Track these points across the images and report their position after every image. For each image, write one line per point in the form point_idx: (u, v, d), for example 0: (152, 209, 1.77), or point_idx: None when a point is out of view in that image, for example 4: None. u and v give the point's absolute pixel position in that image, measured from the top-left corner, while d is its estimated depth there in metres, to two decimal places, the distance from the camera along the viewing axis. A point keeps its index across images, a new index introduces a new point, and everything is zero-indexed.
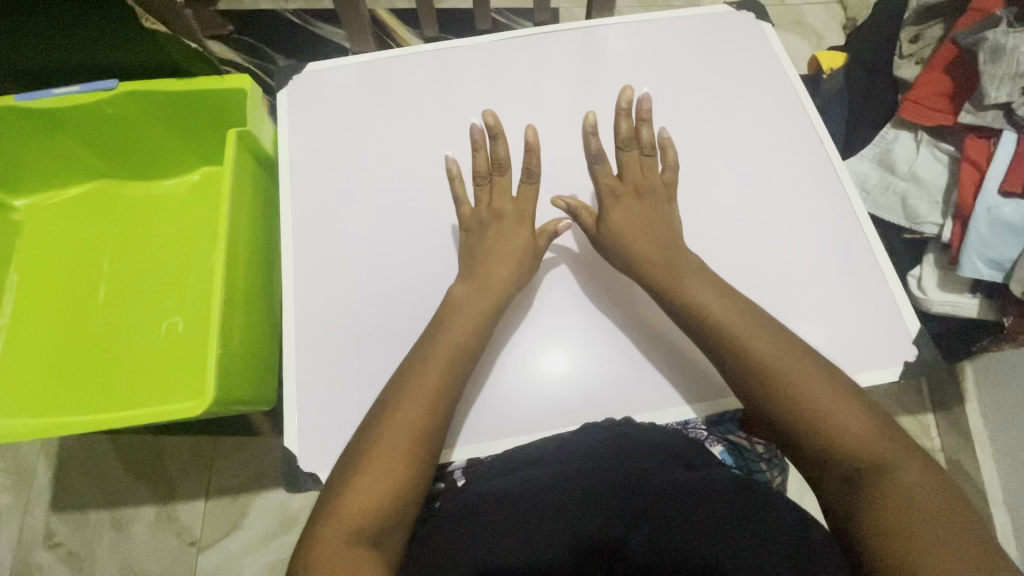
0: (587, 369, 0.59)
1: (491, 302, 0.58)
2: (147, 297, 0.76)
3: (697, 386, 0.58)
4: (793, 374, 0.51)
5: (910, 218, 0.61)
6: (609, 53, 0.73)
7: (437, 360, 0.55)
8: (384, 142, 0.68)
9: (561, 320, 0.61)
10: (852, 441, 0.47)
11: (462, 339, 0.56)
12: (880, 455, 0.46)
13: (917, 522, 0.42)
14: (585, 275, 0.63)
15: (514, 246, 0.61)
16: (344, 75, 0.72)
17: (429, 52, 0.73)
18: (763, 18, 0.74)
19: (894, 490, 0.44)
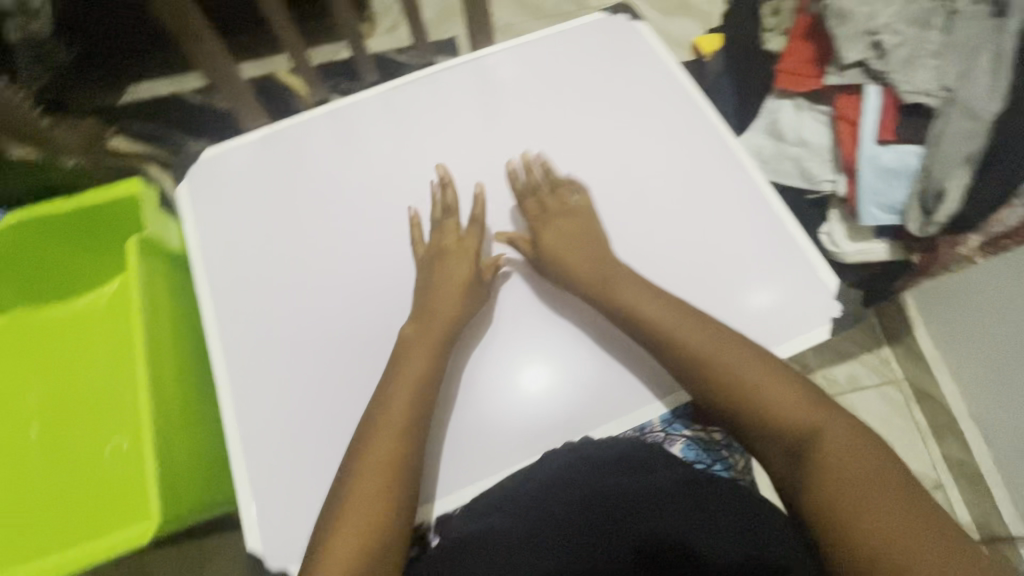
0: (555, 382, 0.59)
1: (433, 351, 0.58)
2: (84, 424, 0.72)
3: (652, 385, 0.59)
4: (726, 357, 0.53)
5: (808, 179, 0.64)
6: (499, 80, 0.74)
7: (391, 422, 0.54)
8: (297, 212, 0.68)
9: (514, 345, 0.61)
10: (791, 410, 0.49)
11: (413, 396, 0.55)
12: (812, 421, 0.49)
13: (849, 480, 0.44)
14: (518, 302, 0.63)
15: (443, 289, 0.61)
16: (241, 155, 0.71)
17: (323, 115, 0.73)
18: (637, 18, 0.77)
19: (836, 449, 0.46)
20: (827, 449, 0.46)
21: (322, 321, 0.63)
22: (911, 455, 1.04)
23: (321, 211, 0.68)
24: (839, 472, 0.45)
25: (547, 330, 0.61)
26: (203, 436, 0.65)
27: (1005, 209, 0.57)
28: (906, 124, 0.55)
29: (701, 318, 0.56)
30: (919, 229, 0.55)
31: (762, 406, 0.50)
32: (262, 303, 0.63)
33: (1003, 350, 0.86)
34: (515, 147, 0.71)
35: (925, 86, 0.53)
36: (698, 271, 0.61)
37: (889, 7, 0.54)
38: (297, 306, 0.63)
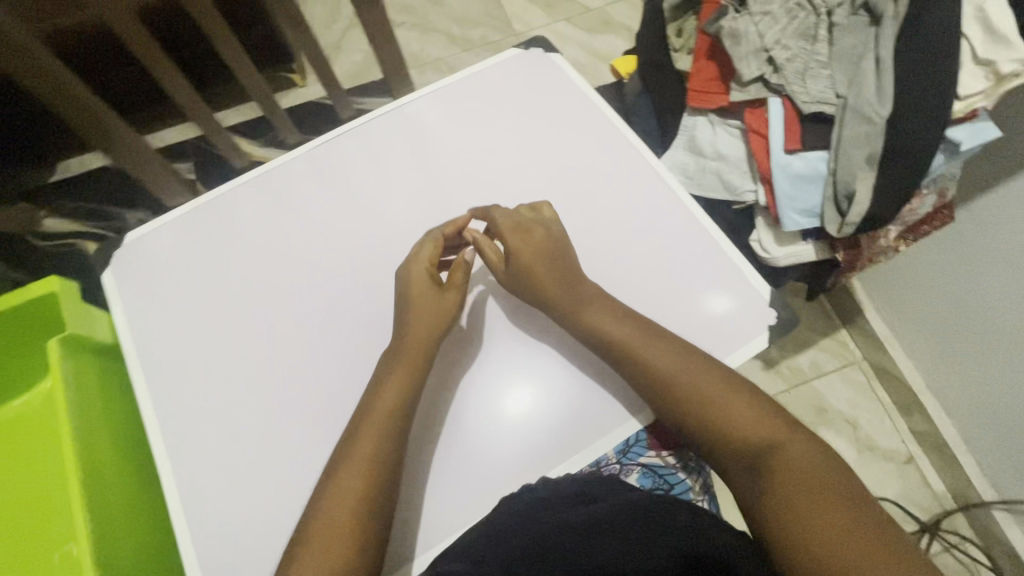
0: (534, 398, 0.59)
1: (393, 409, 0.56)
2: (21, 536, 0.67)
3: (609, 411, 0.59)
4: (691, 378, 0.54)
5: (732, 191, 0.65)
6: (422, 127, 0.74)
7: (350, 485, 0.52)
8: (234, 285, 0.66)
9: (488, 371, 0.61)
10: (751, 425, 0.52)
11: (377, 448, 0.54)
12: (770, 436, 0.52)
13: (807, 492, 0.46)
14: (483, 339, 0.62)
15: (402, 338, 0.59)
16: (168, 234, 0.69)
17: (249, 182, 0.72)
18: (552, 50, 0.78)
19: (792, 461, 0.49)
20: (786, 465, 0.49)
21: (269, 394, 0.61)
22: (880, 432, 1.06)
23: (258, 281, 0.67)
24: (796, 483, 0.47)
25: (518, 352, 0.61)
26: (150, 535, 0.61)
27: (915, 199, 0.60)
28: (811, 132, 0.57)
29: (657, 331, 0.57)
30: (837, 230, 0.57)
31: (725, 420, 0.53)
32: (205, 385, 0.62)
33: (947, 319, 0.90)
34: (446, 193, 0.71)
35: (822, 94, 0.55)
36: (639, 294, 0.63)
37: (775, 26, 0.56)
38: (239, 383, 0.62)
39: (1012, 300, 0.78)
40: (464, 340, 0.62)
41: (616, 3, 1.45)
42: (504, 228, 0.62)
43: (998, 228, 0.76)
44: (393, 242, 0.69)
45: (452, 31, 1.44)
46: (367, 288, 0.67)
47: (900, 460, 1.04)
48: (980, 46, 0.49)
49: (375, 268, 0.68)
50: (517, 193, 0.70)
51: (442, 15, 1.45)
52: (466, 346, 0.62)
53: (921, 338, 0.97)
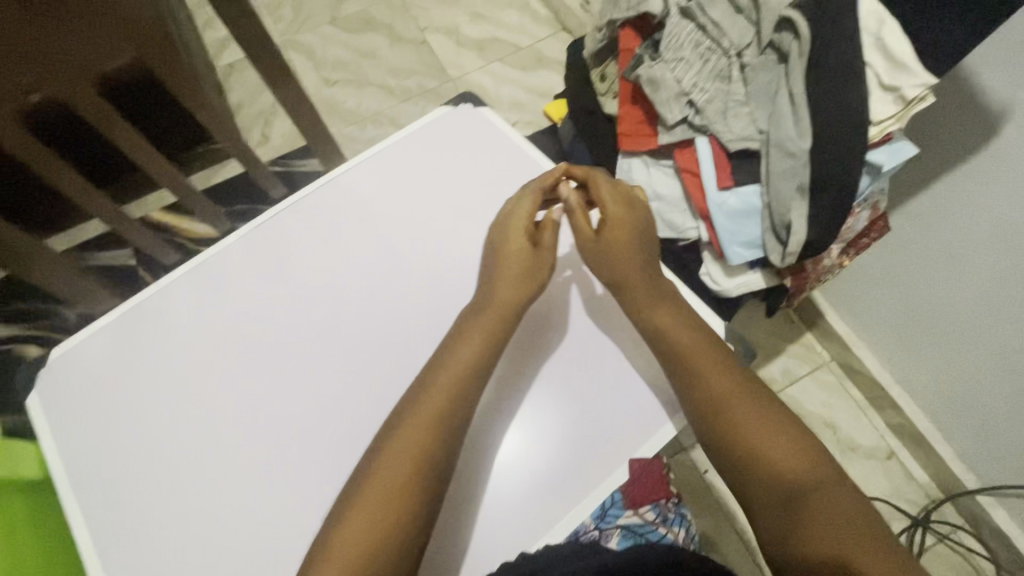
0: (581, 405, 0.58)
1: (423, 449, 0.52)
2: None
3: (598, 464, 0.56)
4: (737, 401, 0.54)
5: (674, 229, 0.65)
6: (357, 199, 0.72)
7: (353, 531, 0.49)
8: (175, 390, 0.63)
9: (538, 388, 0.60)
10: (787, 454, 0.51)
11: (398, 490, 0.50)
12: (811, 477, 0.49)
13: (847, 536, 0.44)
14: (533, 370, 0.60)
15: (445, 374, 0.56)
16: (94, 344, 0.65)
17: (179, 277, 0.68)
18: (481, 104, 0.78)
19: (829, 506, 0.47)
20: (826, 507, 0.47)
21: (226, 503, 0.58)
22: (859, 431, 1.07)
23: (202, 382, 0.63)
24: (818, 527, 0.45)
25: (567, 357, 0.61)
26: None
27: (850, 217, 0.61)
28: (740, 168, 0.57)
29: (696, 331, 0.58)
30: (781, 259, 0.58)
31: (757, 441, 0.52)
32: (155, 504, 0.58)
33: (907, 315, 0.91)
34: (390, 266, 0.69)
35: (744, 132, 0.55)
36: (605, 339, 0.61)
37: (690, 71, 0.56)
38: (189, 501, 0.58)
39: (964, 291, 0.79)
40: (523, 346, 0.61)
41: (546, 40, 1.48)
42: (604, 198, 0.62)
43: (934, 225, 0.78)
44: (340, 323, 0.67)
45: (388, 83, 1.44)
46: (318, 373, 0.64)
47: (881, 456, 1.05)
48: (884, 73, 0.50)
49: (324, 352, 0.65)
50: (467, 256, 0.70)
51: (377, 69, 1.45)
52: (518, 355, 0.61)
53: (882, 335, 0.99)
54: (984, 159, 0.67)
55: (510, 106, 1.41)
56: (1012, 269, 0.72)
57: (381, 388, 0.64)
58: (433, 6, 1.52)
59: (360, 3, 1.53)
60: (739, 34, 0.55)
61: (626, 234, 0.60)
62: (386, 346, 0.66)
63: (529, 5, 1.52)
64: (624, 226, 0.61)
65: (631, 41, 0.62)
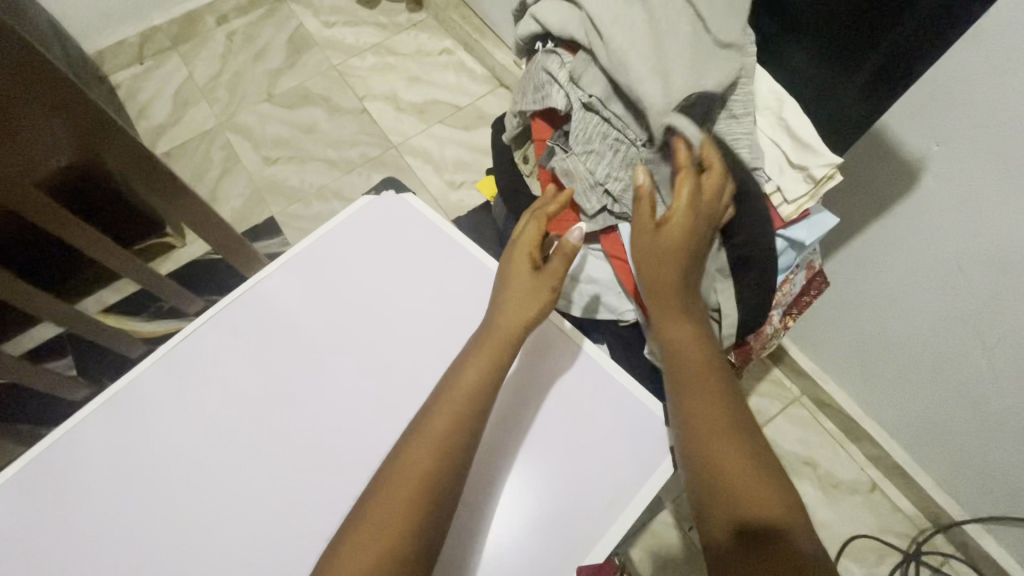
0: (578, 467, 0.57)
1: (432, 482, 0.48)
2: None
3: (592, 514, 0.55)
4: (713, 409, 0.46)
5: (613, 310, 0.64)
6: (280, 307, 0.69)
7: (346, 566, 0.44)
8: (100, 545, 0.58)
9: (545, 416, 0.59)
10: (760, 471, 0.43)
11: (396, 533, 0.46)
12: (776, 510, 0.41)
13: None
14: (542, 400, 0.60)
15: (454, 403, 0.53)
16: (1, 506, 0.59)
17: (93, 413, 0.63)
18: (404, 191, 0.76)
19: (786, 538, 0.39)
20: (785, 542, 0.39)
21: None
22: (837, 464, 1.05)
23: (129, 532, 0.59)
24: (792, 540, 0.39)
25: (564, 411, 0.59)
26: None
27: (784, 283, 0.60)
28: None
29: (697, 336, 0.51)
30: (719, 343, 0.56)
31: (726, 463, 0.43)
32: None
33: (866, 349, 0.90)
34: (323, 378, 0.66)
35: None
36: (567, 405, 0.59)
37: (602, 162, 0.56)
38: None
39: (910, 326, 0.79)
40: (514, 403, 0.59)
41: (483, 96, 1.49)
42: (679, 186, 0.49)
43: (874, 264, 0.78)
44: (274, 445, 0.63)
45: (330, 156, 1.42)
46: (254, 510, 0.60)
47: (864, 489, 1.03)
48: (790, 152, 0.51)
49: (259, 485, 0.61)
50: (406, 356, 0.67)
51: (318, 143, 1.44)
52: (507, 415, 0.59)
53: (844, 369, 0.97)
54: (908, 207, 0.68)
55: (455, 167, 1.40)
56: (953, 305, 0.71)
57: (322, 519, 0.60)
58: (369, 74, 1.52)
59: (295, 78, 1.52)
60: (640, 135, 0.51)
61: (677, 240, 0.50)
62: (325, 470, 0.62)
63: (464, 65, 1.54)
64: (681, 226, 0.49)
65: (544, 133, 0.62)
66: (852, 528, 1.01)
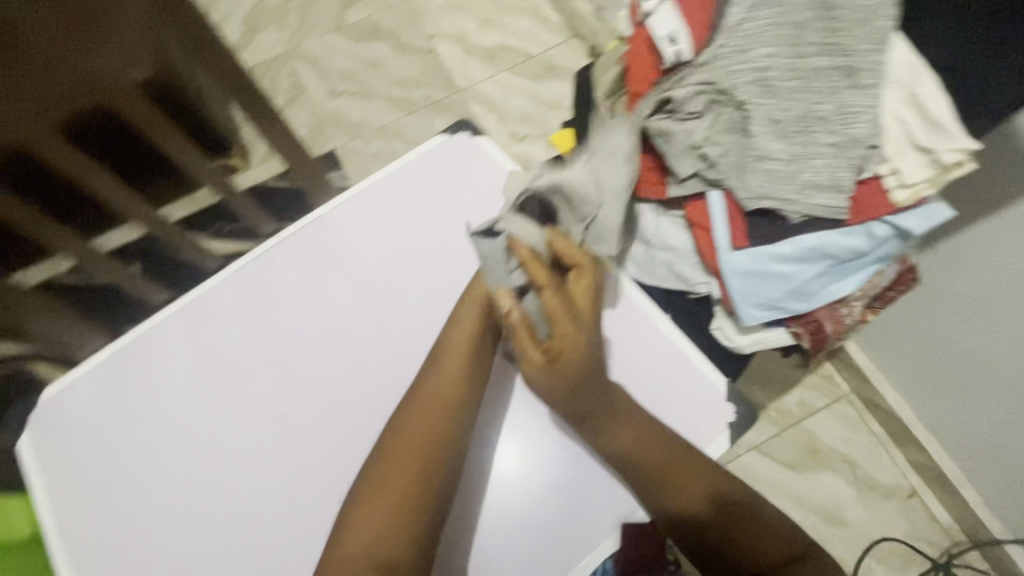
0: (608, 430, 0.58)
1: (425, 453, 0.55)
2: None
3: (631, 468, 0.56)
4: (673, 455, 0.55)
5: (685, 281, 0.62)
6: (347, 238, 0.70)
7: (360, 525, 0.52)
8: (167, 441, 0.62)
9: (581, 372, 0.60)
10: (721, 487, 0.55)
11: (398, 496, 0.53)
12: (745, 496, 0.55)
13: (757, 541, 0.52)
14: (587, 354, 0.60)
15: (442, 390, 0.57)
16: (84, 392, 0.63)
17: (169, 318, 0.66)
18: (479, 134, 0.74)
19: (755, 519, 0.53)
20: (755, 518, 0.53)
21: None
22: (877, 467, 1.03)
23: (193, 432, 0.62)
24: (774, 548, 0.52)
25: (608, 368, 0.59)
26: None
27: (876, 275, 0.56)
28: (755, 227, 0.53)
29: (620, 412, 0.55)
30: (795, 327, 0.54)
31: (693, 487, 0.54)
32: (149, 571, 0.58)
33: (935, 357, 0.85)
34: (384, 313, 0.67)
35: (764, 192, 0.51)
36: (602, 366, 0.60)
37: (702, 125, 0.53)
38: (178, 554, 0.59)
39: (994, 340, 0.75)
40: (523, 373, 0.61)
41: (556, 46, 1.43)
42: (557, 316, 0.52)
43: (968, 267, 0.73)
44: (334, 371, 0.65)
45: (394, 94, 1.40)
46: (311, 432, 0.63)
47: (901, 495, 1.01)
48: (919, 133, 0.47)
49: (318, 406, 0.64)
50: None
51: (383, 80, 1.42)
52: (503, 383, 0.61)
53: (904, 372, 0.94)
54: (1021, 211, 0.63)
55: (518, 121, 1.37)
56: None
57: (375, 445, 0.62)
58: (440, 12, 1.47)
59: (365, 9, 1.49)
60: (502, 257, 0.54)
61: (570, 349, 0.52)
62: (379, 404, 0.64)
63: (539, 11, 1.47)
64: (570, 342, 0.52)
65: (646, 72, 0.56)
66: (882, 530, 0.99)
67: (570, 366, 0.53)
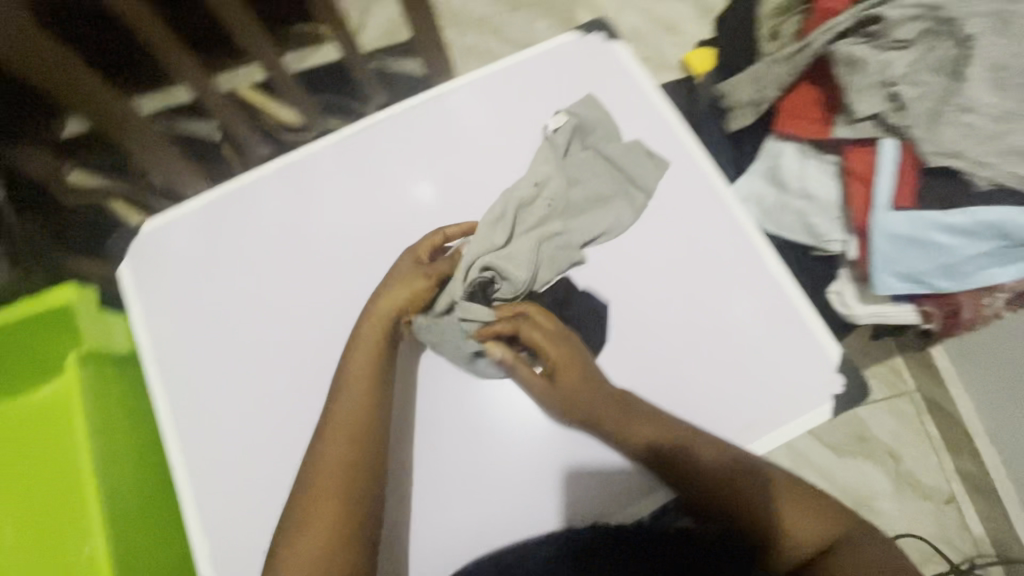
0: (693, 374, 0.54)
1: (354, 468, 0.50)
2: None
3: (715, 414, 0.53)
4: (680, 451, 0.50)
5: (816, 236, 0.57)
6: (457, 124, 0.67)
7: (308, 545, 0.48)
8: (257, 287, 0.63)
9: (672, 309, 0.57)
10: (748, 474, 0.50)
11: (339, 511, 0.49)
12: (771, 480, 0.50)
13: (791, 522, 0.48)
14: (684, 292, 0.57)
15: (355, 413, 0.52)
16: (185, 230, 0.65)
17: (271, 174, 0.66)
18: (614, 35, 0.68)
19: (782, 504, 0.49)
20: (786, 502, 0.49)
21: (290, 426, 0.58)
22: (923, 467, 1.01)
23: (281, 287, 0.63)
24: (789, 541, 0.48)
25: (706, 309, 0.56)
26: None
27: None
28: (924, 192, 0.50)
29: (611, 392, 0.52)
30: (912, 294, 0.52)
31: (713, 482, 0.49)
32: (224, 402, 0.58)
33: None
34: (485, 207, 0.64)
35: (954, 148, 0.48)
36: (693, 312, 0.56)
37: (904, 60, 0.51)
38: (247, 398, 0.59)
39: None
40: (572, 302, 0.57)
41: None
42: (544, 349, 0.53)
43: None
44: None
45: None
46: None
47: (940, 498, 0.99)
48: None
49: None
50: None
51: None
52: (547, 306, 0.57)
53: (986, 379, 0.90)
54: None
55: (637, 36, 1.23)
56: None
57: None
58: None
59: None
60: (437, 308, 0.56)
61: (574, 376, 0.52)
62: None
63: None
64: (571, 368, 0.53)
65: None
66: (912, 528, 0.98)
67: (570, 378, 0.52)
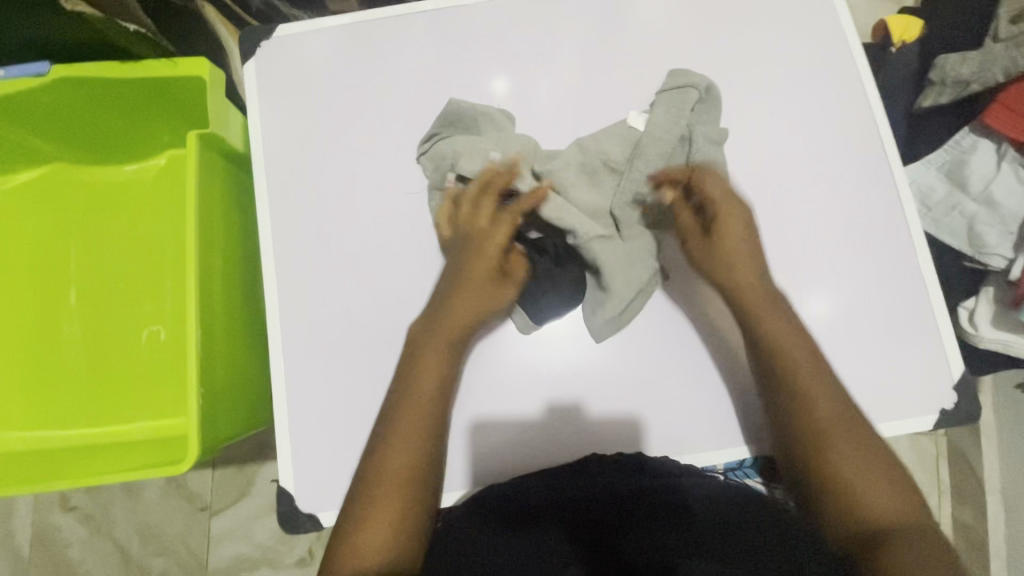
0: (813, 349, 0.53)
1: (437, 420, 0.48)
2: (24, 296, 0.65)
3: None
4: (788, 357, 0.49)
5: (977, 246, 0.61)
6: (637, 19, 0.61)
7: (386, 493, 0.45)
8: (386, 128, 0.59)
9: (810, 284, 0.54)
10: (838, 409, 0.47)
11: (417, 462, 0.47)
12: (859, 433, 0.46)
13: (859, 483, 0.44)
14: (827, 271, 0.55)
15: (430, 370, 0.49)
16: (319, 44, 0.60)
17: (425, 15, 0.61)
18: None
19: (864, 460, 0.45)
20: (863, 464, 0.45)
21: (392, 277, 0.56)
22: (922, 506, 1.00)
23: (408, 135, 0.59)
24: (846, 503, 0.44)
25: (842, 293, 0.54)
26: (244, 396, 0.61)
27: None
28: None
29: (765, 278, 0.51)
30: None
31: (803, 392, 0.48)
32: (331, 230, 0.57)
33: None
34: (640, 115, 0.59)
35: None
36: (828, 291, 0.54)
37: None
38: (354, 239, 0.57)
39: None
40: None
41: None
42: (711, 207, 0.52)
43: None
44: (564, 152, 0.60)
45: None
46: None
47: None
48: None
49: None
50: None
51: None
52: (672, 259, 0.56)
53: None
54: None
55: None
56: None
57: None
58: None
59: None
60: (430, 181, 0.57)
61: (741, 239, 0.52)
62: None
63: None
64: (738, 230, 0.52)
65: None
66: None
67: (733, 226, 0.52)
